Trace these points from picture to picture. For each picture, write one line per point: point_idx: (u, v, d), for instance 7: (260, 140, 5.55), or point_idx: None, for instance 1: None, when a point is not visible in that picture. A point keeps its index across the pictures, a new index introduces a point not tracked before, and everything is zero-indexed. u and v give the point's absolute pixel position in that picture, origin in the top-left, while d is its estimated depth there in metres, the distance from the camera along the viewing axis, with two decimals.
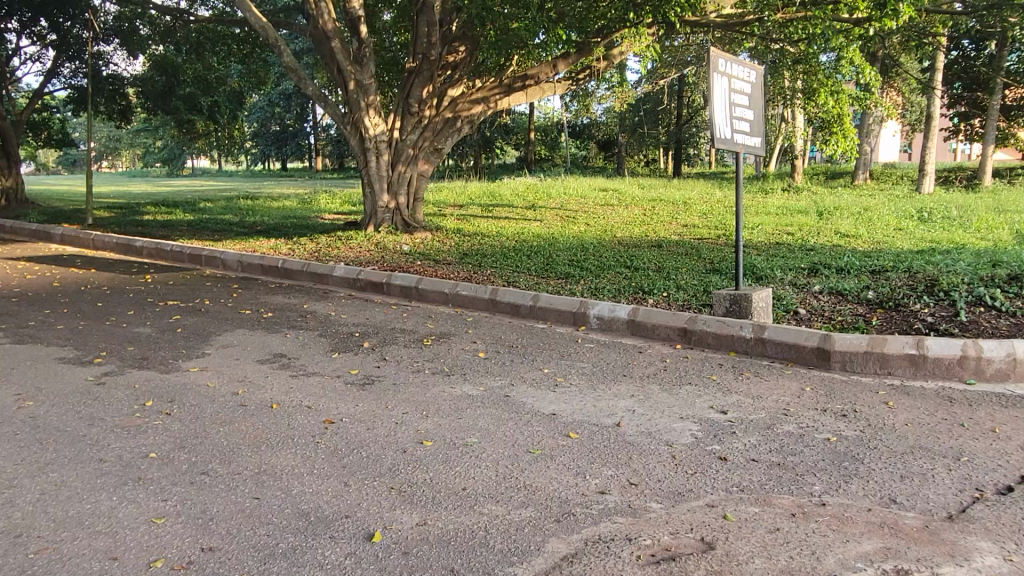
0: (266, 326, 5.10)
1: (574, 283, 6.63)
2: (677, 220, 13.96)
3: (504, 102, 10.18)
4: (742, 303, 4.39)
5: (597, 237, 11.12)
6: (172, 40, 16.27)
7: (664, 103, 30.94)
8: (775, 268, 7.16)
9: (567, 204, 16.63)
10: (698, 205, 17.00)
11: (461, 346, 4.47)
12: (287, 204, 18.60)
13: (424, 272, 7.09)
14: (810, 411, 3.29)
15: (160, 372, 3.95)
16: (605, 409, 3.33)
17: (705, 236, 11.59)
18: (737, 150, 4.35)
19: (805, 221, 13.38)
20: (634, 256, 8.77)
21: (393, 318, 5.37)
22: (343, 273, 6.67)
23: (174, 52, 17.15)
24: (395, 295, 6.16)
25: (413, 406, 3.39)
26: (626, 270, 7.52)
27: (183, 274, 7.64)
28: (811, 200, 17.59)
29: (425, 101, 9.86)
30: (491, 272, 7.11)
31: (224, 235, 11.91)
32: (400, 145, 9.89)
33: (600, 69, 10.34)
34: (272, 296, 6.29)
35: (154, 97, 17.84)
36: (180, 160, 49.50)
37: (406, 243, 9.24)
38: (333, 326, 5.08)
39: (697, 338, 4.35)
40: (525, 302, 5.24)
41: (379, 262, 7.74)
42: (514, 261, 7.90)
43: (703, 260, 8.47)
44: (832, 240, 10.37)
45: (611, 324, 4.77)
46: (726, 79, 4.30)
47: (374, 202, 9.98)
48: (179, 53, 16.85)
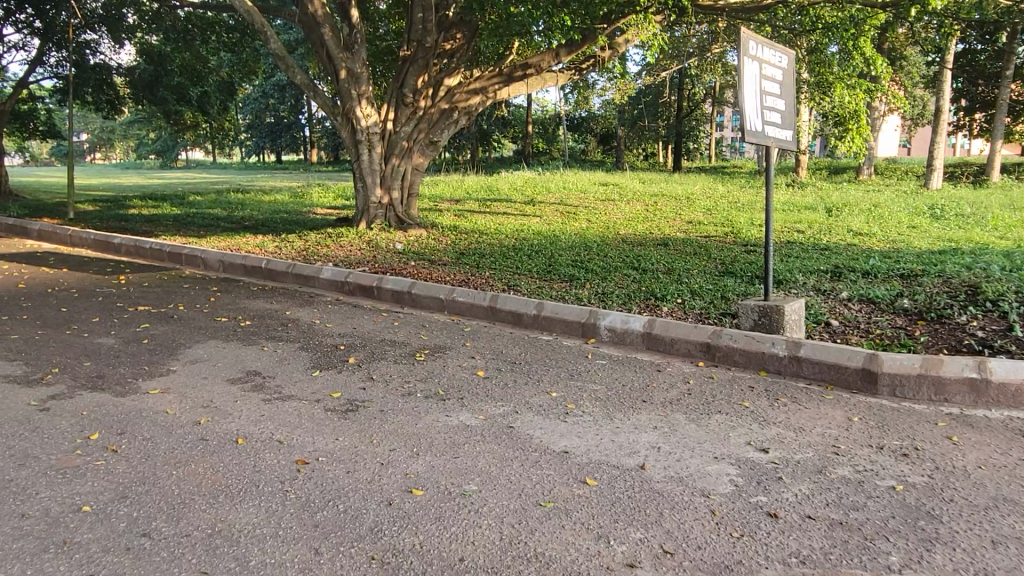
0: (242, 337, 4.61)
1: (580, 287, 6.17)
2: (681, 217, 13.52)
3: (504, 92, 9.65)
4: (772, 317, 3.92)
5: (600, 234, 10.66)
6: (161, 28, 15.67)
7: (665, 95, 30.45)
8: (794, 271, 6.71)
9: (566, 199, 16.17)
10: (701, 201, 16.55)
11: (458, 363, 4.00)
12: (280, 198, 18.09)
13: (418, 274, 6.61)
14: (863, 447, 2.83)
15: (115, 395, 3.47)
16: (625, 445, 2.86)
17: (712, 234, 11.16)
18: (768, 143, 3.88)
19: (814, 218, 12.95)
20: (641, 256, 8.31)
21: (383, 327, 4.89)
22: (331, 275, 6.19)
23: (163, 41, 16.59)
24: (387, 300, 5.68)
25: (402, 441, 2.92)
26: (635, 271, 7.07)
27: (161, 275, 7.15)
28: (817, 196, 17.20)
29: (420, 92, 9.37)
30: (491, 274, 6.63)
31: (211, 230, 11.40)
32: (394, 137, 9.40)
33: (605, 59, 9.85)
34: (253, 301, 5.81)
35: (141, 88, 17.27)
36: (173, 151, 48.96)
37: (400, 241, 8.76)
38: (316, 337, 4.61)
39: (722, 354, 3.89)
40: (528, 310, 4.78)
41: (370, 262, 7.26)
42: (514, 261, 7.43)
43: (715, 261, 8.01)
44: (845, 239, 9.95)
45: (624, 337, 4.31)
46: (756, 64, 3.82)
47: (366, 197, 9.49)
48: (168, 43, 16.26)
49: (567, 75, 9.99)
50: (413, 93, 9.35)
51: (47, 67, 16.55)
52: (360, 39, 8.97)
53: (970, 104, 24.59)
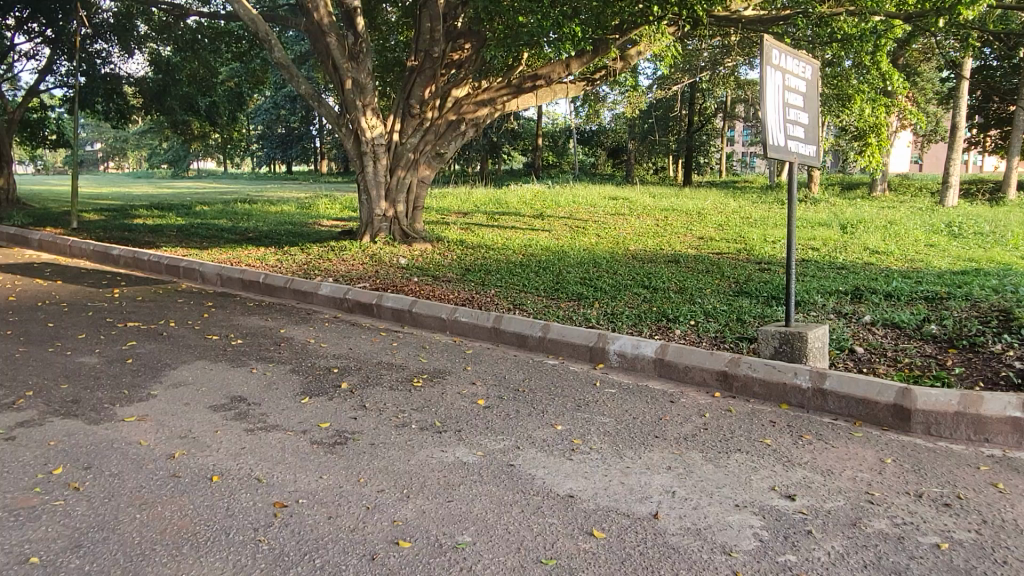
0: (231, 358, 4.38)
1: (588, 306, 5.92)
2: (693, 232, 13.26)
3: (513, 104, 9.43)
4: (794, 344, 3.65)
5: (609, 250, 10.41)
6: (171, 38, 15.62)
7: (676, 109, 30.26)
8: (812, 291, 6.44)
9: (575, 213, 15.95)
10: (713, 216, 16.29)
11: (457, 390, 3.75)
12: (286, 209, 17.94)
13: (420, 290, 6.38)
14: (900, 495, 2.55)
15: (87, 423, 3.23)
16: (636, 489, 2.60)
17: (724, 251, 10.89)
18: (791, 159, 3.64)
19: (829, 235, 12.67)
20: (652, 274, 8.05)
21: (380, 348, 4.65)
22: (329, 291, 5.96)
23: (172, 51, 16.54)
24: (387, 318, 5.45)
25: (391, 481, 2.67)
26: (645, 289, 6.81)
27: (156, 288, 6.95)
28: (831, 212, 16.91)
29: (426, 103, 9.17)
30: (496, 292, 6.39)
31: (213, 242, 11.22)
32: (400, 149, 9.22)
33: (616, 70, 9.63)
34: (247, 318, 5.58)
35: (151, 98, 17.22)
36: (184, 161, 49.14)
37: (403, 256, 8.53)
38: (309, 359, 4.37)
39: (740, 385, 3.62)
40: (534, 332, 4.52)
41: (371, 277, 7.03)
42: (520, 278, 7.19)
43: (728, 279, 7.73)
44: (862, 258, 9.66)
45: (634, 363, 4.05)
46: (779, 74, 3.59)
47: (370, 210, 9.29)
48: (178, 53, 16.20)
49: (578, 87, 9.76)
50: (420, 104, 9.16)
51: (57, 77, 16.52)
52: (366, 49, 8.80)
53: (985, 121, 24.29)
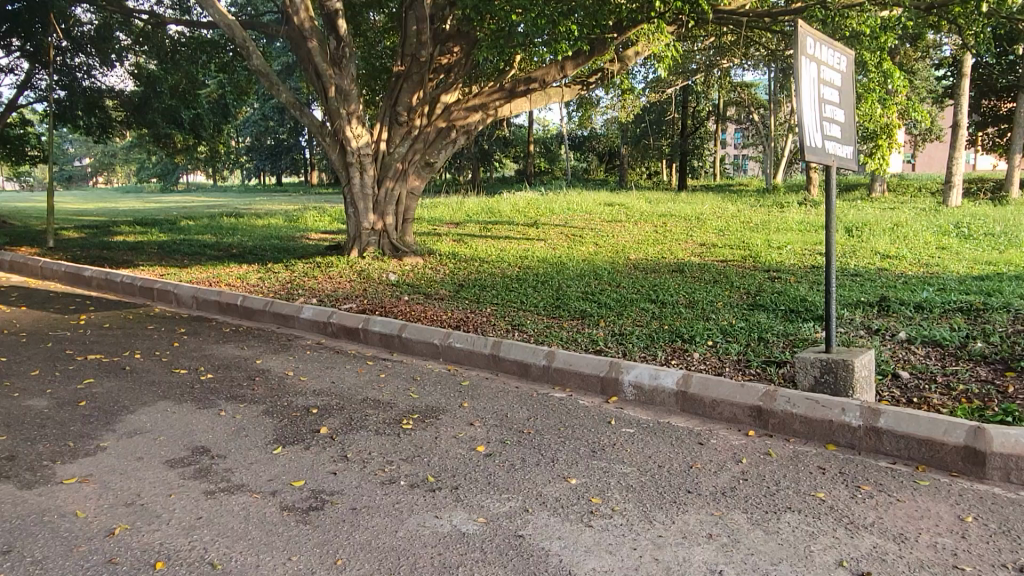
0: (199, 397, 3.89)
1: (593, 325, 5.47)
2: (694, 239, 12.86)
3: (506, 109, 8.97)
4: (838, 373, 3.19)
5: (610, 260, 9.98)
6: (152, 49, 15.08)
7: (669, 113, 29.94)
8: (833, 304, 6.01)
9: (571, 220, 15.55)
10: (712, 221, 15.90)
11: (454, 432, 3.29)
12: (273, 223, 17.43)
13: (412, 311, 5.91)
14: (996, 570, 2.10)
15: (18, 488, 2.74)
16: (675, 569, 2.12)
17: (729, 258, 10.48)
18: (829, 162, 3.20)
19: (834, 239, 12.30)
20: (657, 286, 7.61)
21: (367, 380, 4.18)
22: (312, 315, 5.48)
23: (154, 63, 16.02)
24: (375, 344, 4.97)
25: (375, 564, 2.19)
26: (653, 304, 6.37)
27: (126, 313, 6.44)
28: (832, 215, 16.56)
29: (415, 110, 8.71)
30: (493, 311, 5.94)
31: (195, 259, 10.72)
32: (388, 158, 8.76)
33: (613, 72, 9.18)
34: (222, 347, 5.09)
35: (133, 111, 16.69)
36: (173, 174, 48.68)
37: (394, 271, 8.06)
38: (287, 396, 3.89)
39: (778, 422, 3.16)
40: (537, 361, 4.07)
41: (359, 297, 6.56)
42: (518, 294, 6.74)
43: (739, 290, 7.31)
44: (874, 264, 9.26)
45: (653, 396, 3.58)
46: (814, 66, 3.15)
47: (358, 223, 8.82)
48: (160, 65, 15.67)
49: (574, 90, 9.31)
50: (408, 111, 8.70)
51: (35, 91, 15.97)
52: (350, 54, 8.32)
53: (982, 119, 24.06)
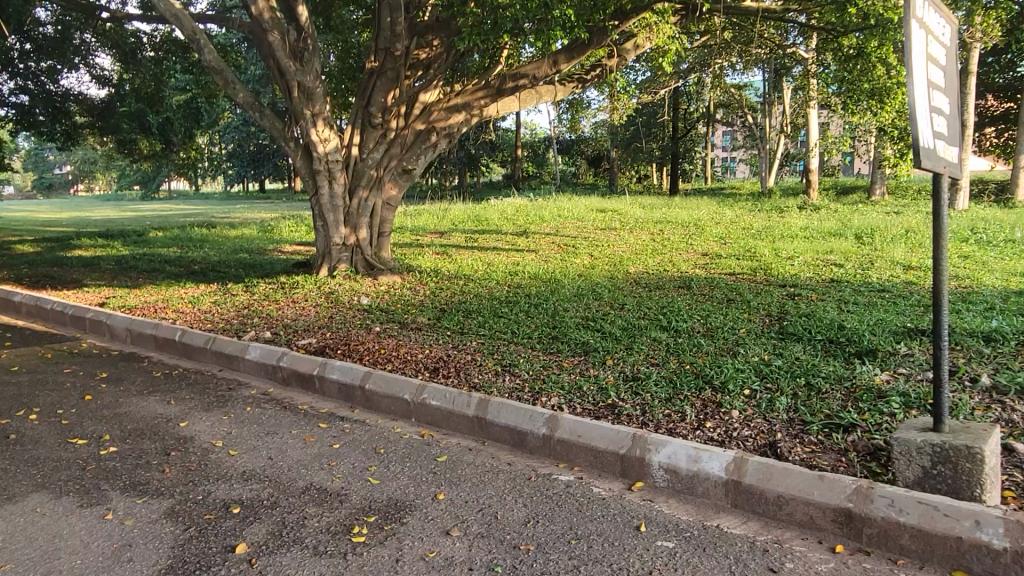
0: (88, 486, 2.92)
1: (599, 364, 4.57)
2: (694, 249, 12.02)
3: (492, 109, 8.04)
4: (958, 464, 2.29)
5: (608, 275, 9.10)
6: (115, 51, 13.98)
7: (660, 115, 29.20)
8: (879, 332, 5.12)
9: (562, 228, 14.71)
10: (711, 228, 15.13)
11: (426, 552, 2.34)
12: (247, 233, 16.47)
13: (382, 347, 4.97)
14: None
15: None
16: None
17: (737, 271, 9.67)
18: (942, 170, 2.31)
19: (845, 248, 11.50)
20: (666, 307, 6.73)
21: (317, 454, 3.23)
22: (259, 357, 4.54)
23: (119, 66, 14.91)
24: (333, 397, 4.04)
25: None
26: (665, 334, 5.47)
27: (47, 350, 5.46)
28: (835, 221, 15.83)
29: (390, 110, 7.76)
30: (479, 346, 5.02)
31: (152, 277, 9.74)
32: (360, 165, 7.79)
33: (611, 67, 8.27)
34: (145, 401, 4.12)
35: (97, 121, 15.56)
36: (153, 181, 47.53)
37: (367, 293, 7.12)
38: (205, 483, 2.93)
39: (876, 534, 2.26)
40: (535, 430, 3.15)
41: (322, 328, 5.62)
42: (508, 322, 5.83)
43: (759, 313, 6.44)
44: (898, 278, 8.43)
45: (692, 485, 2.69)
46: (922, 35, 2.27)
47: (327, 238, 7.86)
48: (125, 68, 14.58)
49: (567, 88, 8.40)
50: (383, 112, 7.74)
51: None
52: (315, 46, 7.33)
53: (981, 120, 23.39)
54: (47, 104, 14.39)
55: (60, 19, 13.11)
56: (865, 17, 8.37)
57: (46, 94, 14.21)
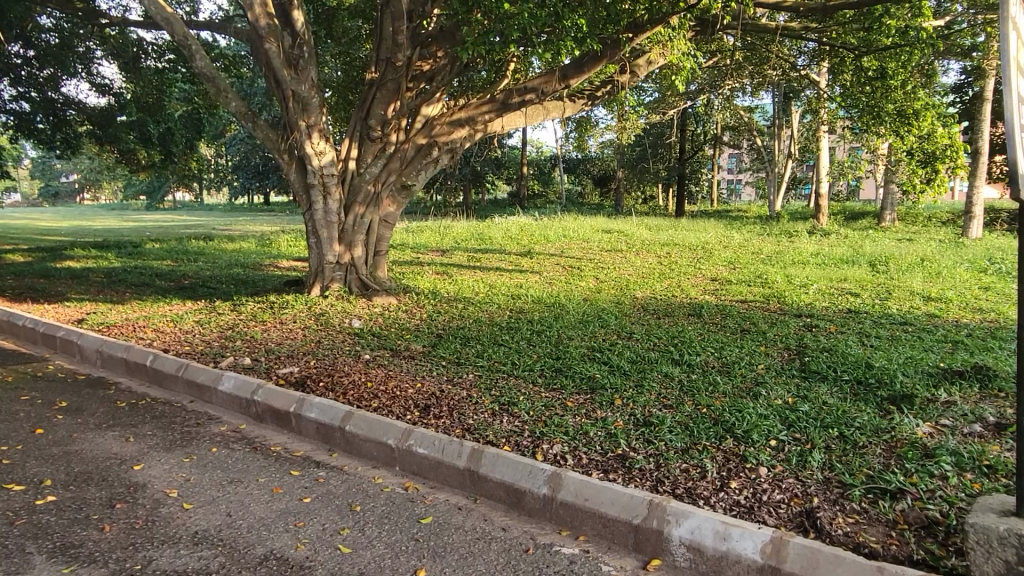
0: (11, 549, 2.50)
1: (608, 404, 4.16)
2: (703, 273, 11.64)
3: (497, 124, 7.69)
4: None
5: (614, 300, 8.71)
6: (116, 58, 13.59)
7: (667, 136, 28.95)
8: (912, 373, 4.71)
9: (568, 249, 14.35)
10: (719, 251, 14.75)
11: None
12: (244, 247, 16.13)
13: (370, 377, 4.56)
14: None
15: None
16: None
17: (749, 298, 9.28)
18: None
19: (861, 276, 11.12)
20: (677, 338, 6.32)
21: (286, 510, 2.82)
22: (233, 389, 4.13)
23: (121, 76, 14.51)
24: (310, 437, 3.63)
25: None
26: (677, 369, 5.06)
27: (9, 373, 5.05)
28: (847, 247, 15.47)
29: (390, 123, 7.41)
30: (476, 380, 4.61)
31: (139, 292, 9.35)
32: (357, 180, 7.42)
33: (622, 83, 7.92)
34: (101, 437, 3.70)
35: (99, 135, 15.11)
36: (158, 192, 47.47)
37: (360, 316, 6.73)
38: (149, 547, 2.51)
39: None
40: (534, 489, 2.74)
41: (307, 354, 5.22)
42: (508, 351, 5.42)
43: (775, 347, 6.03)
44: (920, 310, 8.02)
45: (719, 568, 2.28)
46: (1013, 43, 1.93)
47: (320, 256, 7.47)
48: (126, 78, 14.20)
49: (576, 104, 8.03)
50: (382, 125, 7.37)
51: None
52: (312, 55, 6.97)
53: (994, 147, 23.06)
54: (47, 110, 13.94)
55: (61, 23, 12.80)
56: (887, 37, 8.03)
57: (49, 98, 13.80)
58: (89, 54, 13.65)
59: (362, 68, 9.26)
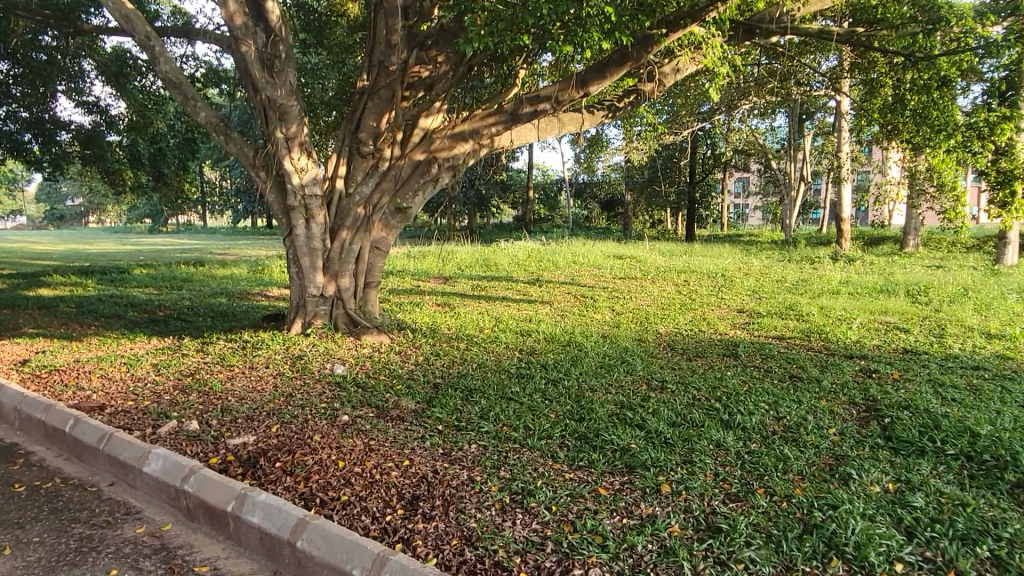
0: None
1: (654, 494, 3.17)
2: (727, 304, 10.66)
3: (505, 137, 6.76)
4: None
5: (636, 337, 7.72)
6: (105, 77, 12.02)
7: (678, 158, 28.12)
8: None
9: (578, 276, 13.41)
10: (741, 279, 13.81)
11: None
12: (235, 273, 15.19)
13: (345, 448, 3.58)
14: None
15: None
16: None
17: (786, 334, 8.29)
18: None
19: (903, 308, 10.14)
20: (718, 388, 5.33)
21: None
22: (160, 474, 3.15)
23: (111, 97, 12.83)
24: (251, 550, 2.66)
25: None
26: (730, 435, 4.07)
27: None
28: (877, 274, 14.51)
29: (383, 137, 6.49)
30: (480, 454, 3.63)
31: (104, 326, 8.39)
32: (345, 201, 6.50)
33: (648, 92, 6.99)
34: None
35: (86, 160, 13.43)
36: (157, 216, 46.76)
37: (347, 359, 5.78)
38: None
39: None
40: None
41: (272, 413, 4.24)
42: (519, 410, 4.44)
43: (838, 401, 5.04)
44: (986, 351, 7.05)
45: None
46: None
47: (302, 287, 6.53)
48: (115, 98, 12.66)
49: (595, 117, 7.11)
50: (375, 140, 6.45)
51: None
52: (294, 59, 6.04)
53: None
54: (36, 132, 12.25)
55: (59, 39, 11.08)
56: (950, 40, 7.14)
57: (42, 117, 12.01)
58: (80, 74, 11.92)
59: (354, 80, 8.38)
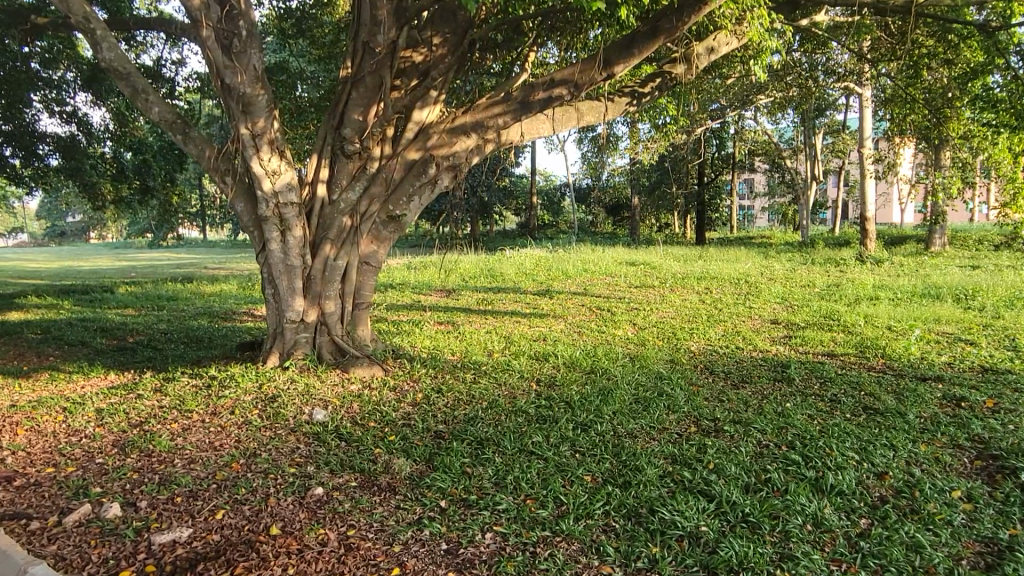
0: None
1: None
2: (759, 314, 9.64)
3: (514, 130, 5.77)
4: None
5: (668, 358, 6.70)
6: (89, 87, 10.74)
7: (687, 159, 27.18)
8: None
9: (591, 286, 12.43)
10: (767, 285, 12.79)
11: None
12: (224, 290, 14.20)
13: (312, 549, 2.60)
14: None
15: None
16: None
17: (837, 349, 7.28)
18: None
19: (957, 315, 9.11)
20: (786, 429, 4.30)
21: None
22: None
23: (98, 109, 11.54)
24: None
25: None
26: (828, 506, 3.07)
27: None
28: (911, 277, 13.50)
29: (371, 132, 5.50)
30: (501, 553, 2.65)
31: (61, 356, 7.40)
32: (328, 211, 5.52)
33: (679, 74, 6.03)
34: None
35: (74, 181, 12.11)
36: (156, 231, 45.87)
37: (331, 400, 4.80)
38: None
39: None
40: None
41: (225, 486, 3.25)
42: (544, 471, 3.44)
43: (942, 445, 4.02)
44: None
45: None
46: None
47: (279, 313, 5.55)
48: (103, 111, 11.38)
49: (619, 104, 6.12)
50: (361, 136, 5.47)
51: None
52: (260, 39, 5.04)
53: None
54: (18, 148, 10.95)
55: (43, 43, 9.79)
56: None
57: (27, 129, 10.72)
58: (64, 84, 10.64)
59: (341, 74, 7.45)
